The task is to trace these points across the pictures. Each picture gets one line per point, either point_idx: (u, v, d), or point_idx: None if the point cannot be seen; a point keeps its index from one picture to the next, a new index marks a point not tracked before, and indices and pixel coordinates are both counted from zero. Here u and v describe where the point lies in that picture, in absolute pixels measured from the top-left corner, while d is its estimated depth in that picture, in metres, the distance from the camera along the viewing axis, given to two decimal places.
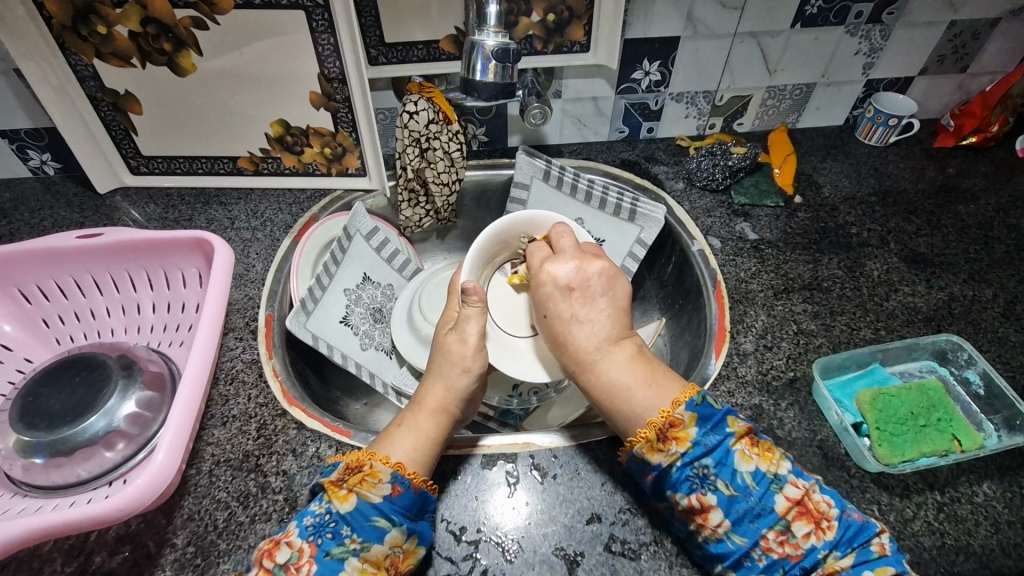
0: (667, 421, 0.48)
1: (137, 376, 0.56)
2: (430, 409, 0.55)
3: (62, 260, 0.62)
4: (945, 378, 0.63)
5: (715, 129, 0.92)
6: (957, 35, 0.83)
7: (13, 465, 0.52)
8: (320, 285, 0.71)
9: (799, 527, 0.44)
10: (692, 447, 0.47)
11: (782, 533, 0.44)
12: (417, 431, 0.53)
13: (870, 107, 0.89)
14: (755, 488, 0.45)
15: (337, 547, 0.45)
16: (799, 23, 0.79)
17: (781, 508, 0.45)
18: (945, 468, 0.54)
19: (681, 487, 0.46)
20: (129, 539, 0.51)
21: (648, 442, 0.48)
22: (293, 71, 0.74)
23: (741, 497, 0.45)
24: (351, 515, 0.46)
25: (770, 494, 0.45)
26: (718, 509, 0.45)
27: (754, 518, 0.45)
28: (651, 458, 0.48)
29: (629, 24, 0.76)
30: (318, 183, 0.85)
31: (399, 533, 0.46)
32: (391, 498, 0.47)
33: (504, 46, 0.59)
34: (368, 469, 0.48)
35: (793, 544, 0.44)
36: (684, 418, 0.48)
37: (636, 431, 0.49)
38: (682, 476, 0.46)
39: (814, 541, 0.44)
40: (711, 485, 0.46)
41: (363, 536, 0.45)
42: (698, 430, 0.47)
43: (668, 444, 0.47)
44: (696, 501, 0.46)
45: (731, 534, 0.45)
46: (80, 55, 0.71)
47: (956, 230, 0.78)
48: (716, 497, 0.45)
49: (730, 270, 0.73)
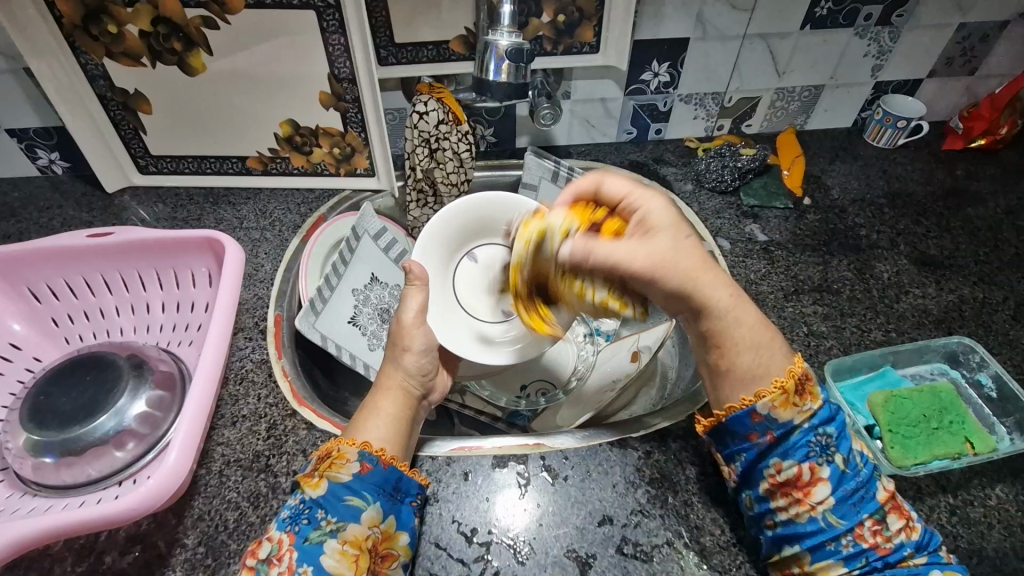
0: (803, 373, 0.48)
1: (147, 375, 0.56)
2: (384, 390, 0.56)
3: (73, 259, 0.62)
4: (957, 381, 0.62)
5: (723, 131, 0.92)
6: (966, 37, 0.83)
7: (23, 465, 0.52)
8: (329, 285, 0.71)
9: (894, 520, 0.45)
10: (822, 410, 0.48)
11: (877, 522, 0.45)
12: (378, 410, 0.53)
13: (879, 109, 0.89)
14: (863, 469, 0.47)
15: (314, 531, 0.44)
16: (809, 25, 0.79)
17: (882, 497, 0.46)
18: (958, 471, 0.54)
19: (797, 452, 0.47)
20: (139, 539, 0.51)
21: (784, 394, 0.47)
22: (303, 72, 0.74)
23: (851, 475, 0.46)
24: (323, 499, 0.46)
25: (873, 480, 0.47)
26: (827, 484, 0.46)
27: (857, 502, 0.46)
28: (782, 413, 0.47)
29: (639, 26, 0.76)
30: (326, 183, 0.85)
31: (375, 512, 0.47)
32: (361, 476, 0.47)
33: (517, 46, 0.59)
34: (335, 453, 0.48)
35: (884, 536, 0.45)
36: (813, 378, 0.49)
37: (770, 379, 0.48)
38: (804, 439, 0.47)
39: (904, 536, 0.45)
40: (828, 455, 0.47)
41: (337, 516, 0.45)
42: (823, 394, 0.49)
43: (803, 400, 0.48)
44: (809, 468, 0.46)
45: (828, 513, 0.46)
46: (90, 55, 0.71)
47: (965, 232, 0.78)
48: (829, 468, 0.46)
49: (740, 271, 0.73)
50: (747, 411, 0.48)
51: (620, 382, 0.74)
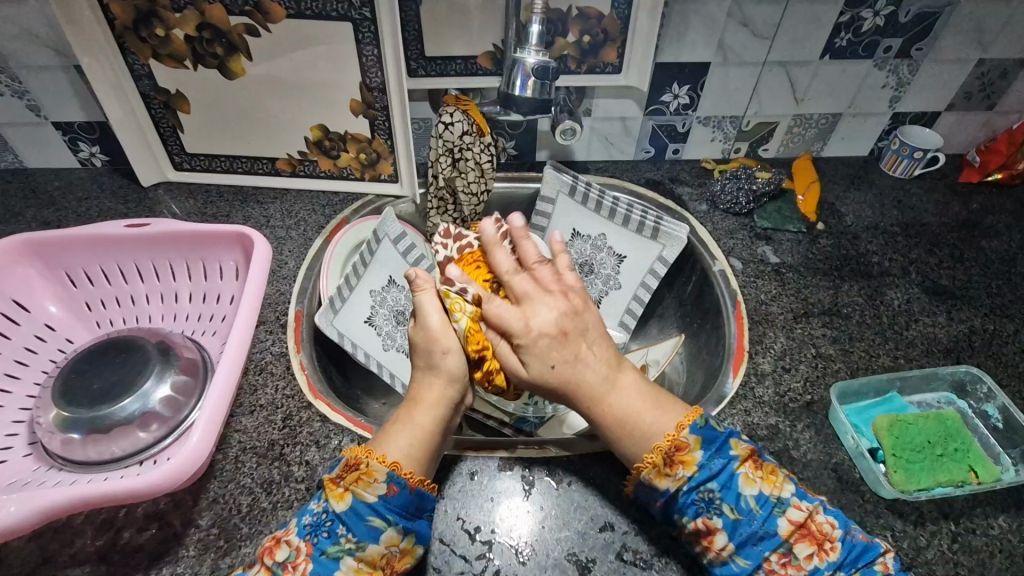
0: (675, 444, 0.49)
1: (173, 360, 0.59)
2: (425, 404, 0.53)
3: (110, 247, 0.66)
4: (963, 410, 0.62)
5: (740, 153, 0.94)
6: (985, 73, 0.84)
7: (53, 439, 0.54)
8: (348, 285, 0.74)
9: (801, 549, 0.47)
10: (699, 472, 0.49)
11: (783, 555, 0.47)
12: (413, 427, 0.52)
13: (896, 139, 0.90)
14: (758, 511, 0.48)
15: (332, 547, 0.46)
16: (828, 54, 0.80)
17: (784, 531, 0.47)
18: (961, 499, 0.54)
19: (688, 511, 0.49)
20: (157, 517, 0.53)
21: (656, 468, 0.49)
22: (335, 80, 0.78)
23: (746, 521, 0.48)
24: (345, 515, 0.46)
25: (772, 517, 0.48)
26: (723, 533, 0.48)
27: (756, 542, 0.48)
28: (658, 484, 0.49)
29: (662, 49, 0.79)
30: (351, 187, 0.88)
31: (395, 533, 0.47)
32: (387, 497, 0.48)
33: (544, 64, 0.62)
34: (364, 469, 0.48)
35: (794, 565, 0.47)
36: (690, 442, 0.49)
37: (642, 456, 0.50)
38: (689, 500, 0.49)
39: (816, 562, 0.47)
40: (715, 509, 0.48)
41: (358, 536, 0.46)
42: (704, 455, 0.49)
43: (675, 469, 0.49)
44: (703, 525, 0.48)
45: (735, 557, 0.48)
46: (138, 56, 0.75)
47: (978, 264, 0.78)
48: (721, 520, 0.48)
49: (751, 291, 0.74)
50: (637, 484, 0.51)
51: None
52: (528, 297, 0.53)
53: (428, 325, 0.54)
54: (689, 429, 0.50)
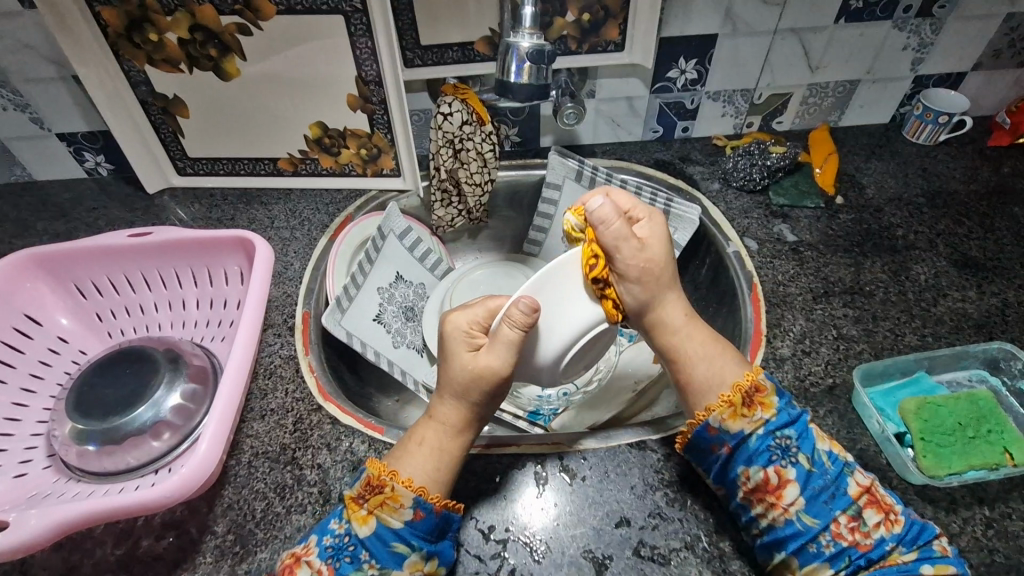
0: (754, 386, 0.49)
1: (182, 369, 0.59)
2: (454, 428, 0.51)
3: (115, 258, 0.66)
4: (996, 388, 0.60)
5: (753, 128, 0.90)
6: (1014, 28, 0.79)
7: (68, 451, 0.55)
8: (355, 283, 0.73)
9: (870, 515, 0.46)
10: (777, 416, 0.48)
11: (852, 518, 0.46)
12: (439, 452, 0.50)
13: (919, 104, 0.85)
14: (830, 467, 0.47)
15: (354, 572, 0.46)
16: (844, 18, 0.76)
17: (854, 492, 0.46)
18: (995, 483, 0.52)
19: (759, 459, 0.47)
20: (174, 525, 0.53)
21: (731, 408, 0.48)
22: (331, 74, 0.76)
23: (818, 473, 0.47)
24: (369, 540, 0.47)
25: (843, 476, 0.47)
26: (794, 486, 0.46)
27: (828, 499, 0.46)
28: (732, 425, 0.48)
29: (666, 23, 0.75)
30: (354, 183, 0.87)
31: (419, 559, 0.47)
32: (412, 523, 0.47)
33: (540, 47, 0.59)
34: (388, 493, 0.47)
35: (862, 532, 0.45)
36: (767, 386, 0.49)
37: (715, 397, 0.49)
38: (764, 446, 0.47)
39: (883, 531, 0.45)
40: (791, 457, 0.47)
41: (381, 562, 0.46)
42: (780, 401, 0.49)
43: (753, 410, 0.48)
44: (774, 475, 0.47)
45: (801, 514, 0.46)
46: (133, 62, 0.74)
47: (1011, 233, 0.74)
48: (795, 471, 0.47)
49: (767, 272, 0.72)
50: (702, 427, 0.49)
51: (642, 383, 0.75)
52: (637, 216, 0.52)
53: (481, 358, 0.49)
54: (763, 374, 0.49)
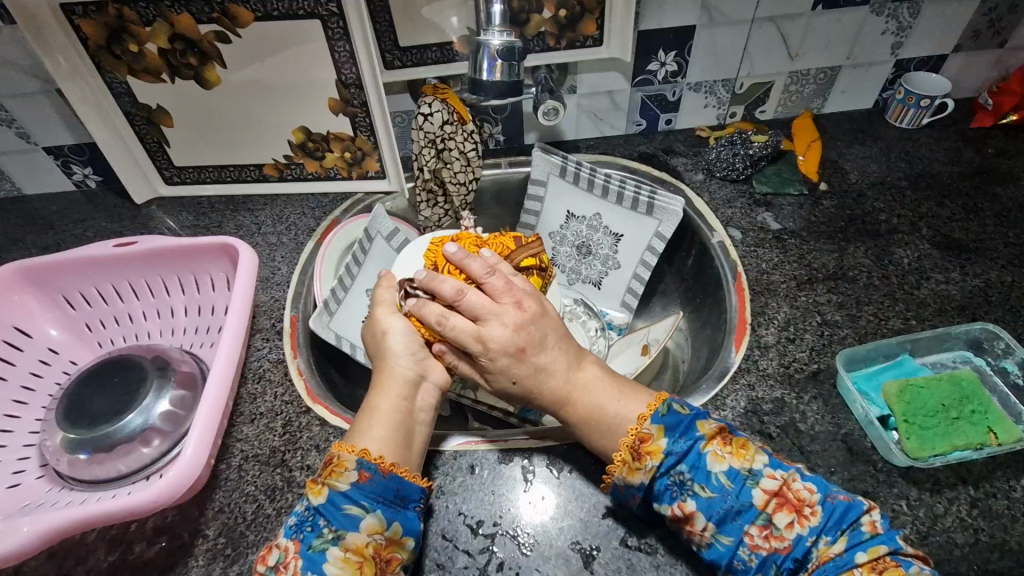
0: (638, 438, 0.48)
1: (170, 375, 0.59)
2: (386, 391, 0.53)
3: (102, 268, 0.66)
4: (980, 369, 0.60)
5: (736, 118, 0.90)
6: (992, 9, 0.79)
7: (60, 461, 0.55)
8: (343, 285, 0.73)
9: (781, 518, 0.45)
10: (666, 458, 0.47)
11: (764, 526, 0.45)
12: (380, 415, 0.51)
13: (901, 88, 0.85)
14: (731, 487, 0.46)
15: (317, 539, 0.45)
16: (820, 5, 0.76)
17: (760, 502, 0.46)
18: (979, 463, 0.52)
19: (664, 499, 0.47)
20: (165, 530, 0.53)
21: (626, 464, 0.48)
22: (312, 79, 0.77)
23: (720, 498, 0.46)
24: (323, 507, 0.46)
25: (746, 489, 0.46)
26: (700, 515, 0.46)
27: (735, 516, 0.45)
28: (630, 480, 0.48)
29: (643, 16, 0.76)
30: (340, 186, 0.87)
31: (376, 520, 0.46)
32: (359, 484, 0.47)
33: (510, 44, 0.60)
34: (334, 460, 0.47)
35: (777, 537, 0.45)
36: (652, 432, 0.48)
37: (613, 455, 0.50)
38: (662, 486, 0.47)
39: (798, 529, 0.44)
40: (688, 491, 0.46)
41: (337, 525, 0.46)
42: (667, 441, 0.48)
43: (644, 460, 0.48)
44: (679, 511, 0.46)
45: (717, 537, 0.46)
46: (115, 73, 0.75)
47: (995, 214, 0.74)
48: (695, 502, 0.46)
49: (751, 261, 0.72)
50: (611, 488, 0.49)
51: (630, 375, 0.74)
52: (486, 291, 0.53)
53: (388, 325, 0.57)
54: (649, 420, 0.49)
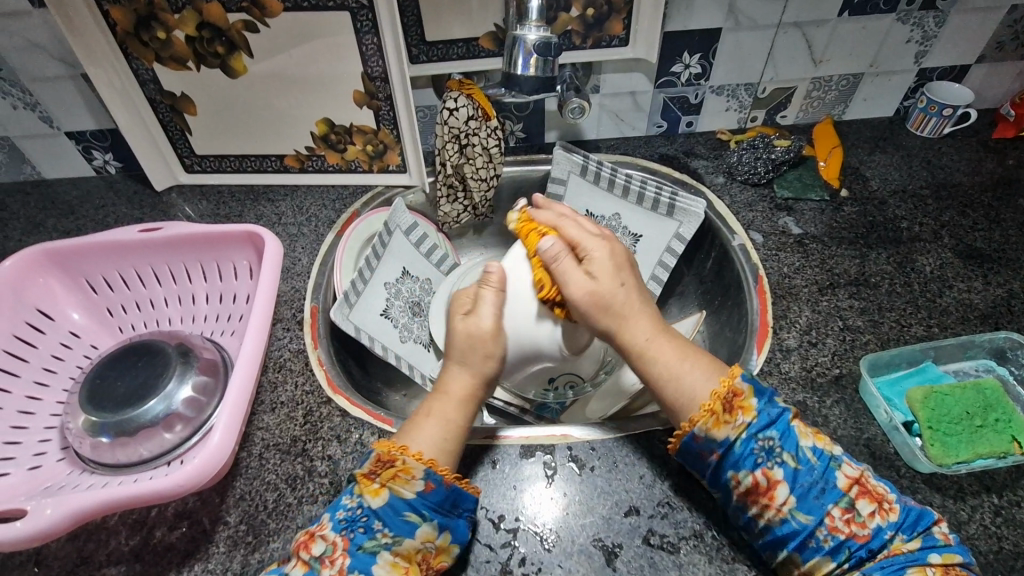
0: (730, 390, 0.49)
1: (193, 362, 0.59)
2: (455, 399, 0.55)
3: (126, 253, 0.66)
4: (1003, 378, 0.60)
5: (757, 122, 0.91)
6: (1017, 20, 0.79)
7: (82, 443, 0.55)
8: (363, 278, 0.73)
9: (863, 505, 0.45)
10: (757, 418, 0.47)
11: (846, 510, 0.45)
12: (445, 421, 0.53)
13: (923, 97, 0.85)
14: (817, 463, 0.46)
15: (370, 541, 0.45)
16: (847, 11, 0.76)
17: (843, 484, 0.46)
18: (1003, 471, 0.52)
19: (746, 462, 0.46)
20: (187, 515, 0.53)
21: (714, 416, 0.48)
22: (337, 71, 0.77)
23: (805, 470, 0.46)
24: (382, 511, 0.46)
25: (831, 470, 0.46)
26: (784, 485, 0.45)
27: (818, 494, 0.45)
28: (716, 433, 0.47)
29: (670, 18, 0.76)
30: (360, 179, 0.87)
31: (431, 529, 0.47)
32: (423, 493, 0.48)
33: (546, 40, 0.60)
34: (399, 465, 0.48)
35: (859, 523, 0.44)
36: (744, 389, 0.49)
37: (697, 409, 0.49)
38: (747, 450, 0.47)
39: (879, 520, 0.45)
40: (776, 457, 0.46)
41: (395, 531, 0.46)
42: (759, 402, 0.48)
43: (735, 416, 0.48)
44: (762, 476, 0.46)
45: (795, 512, 0.45)
46: (142, 59, 0.75)
47: (1017, 224, 0.74)
48: (782, 471, 0.46)
49: (773, 265, 0.72)
50: (689, 437, 0.49)
51: None
52: (581, 245, 0.58)
53: (474, 321, 0.58)
54: (740, 377, 0.49)
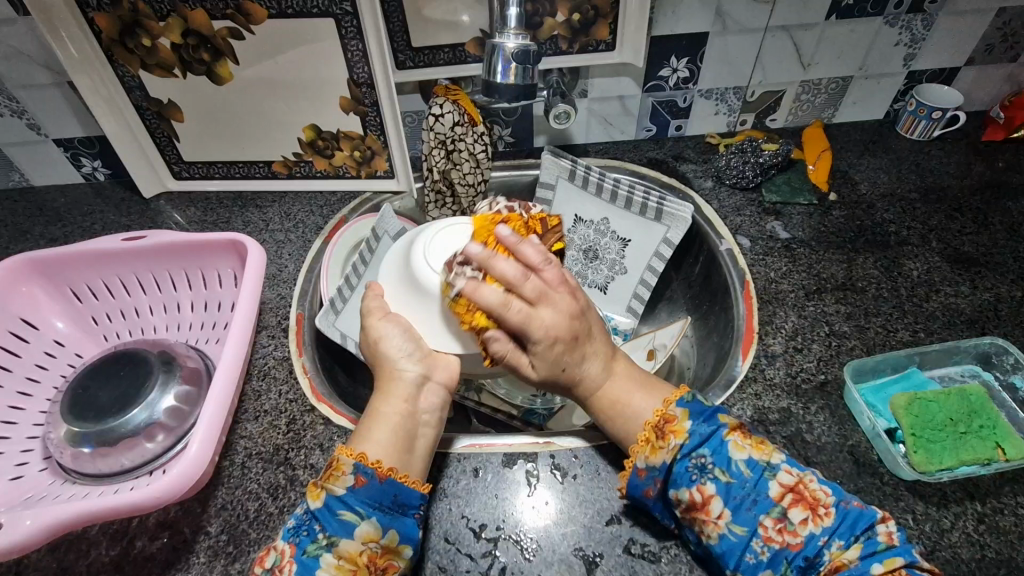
0: (663, 418, 0.50)
1: (176, 371, 0.59)
2: (393, 396, 0.52)
3: (111, 261, 0.66)
4: (989, 383, 0.60)
5: (746, 126, 0.90)
6: (1006, 23, 0.79)
7: (63, 453, 0.55)
8: (349, 285, 0.73)
9: (796, 514, 0.45)
10: (689, 439, 0.49)
11: (779, 519, 0.45)
12: (387, 419, 0.50)
13: (912, 99, 0.85)
14: (749, 475, 0.47)
15: (311, 544, 0.45)
16: (834, 15, 0.76)
17: (776, 494, 0.46)
18: (987, 478, 0.52)
19: (682, 482, 0.48)
20: (168, 525, 0.53)
21: (649, 443, 0.50)
22: (323, 77, 0.77)
23: (737, 484, 0.47)
24: (320, 511, 0.46)
25: (764, 481, 0.47)
26: (717, 499, 0.47)
27: (750, 505, 0.46)
28: (654, 459, 0.49)
29: (656, 22, 0.75)
30: (348, 185, 0.87)
31: (370, 527, 0.46)
32: (355, 489, 0.46)
33: (524, 47, 0.60)
34: (333, 464, 0.47)
35: (791, 532, 0.45)
36: (677, 414, 0.50)
37: (637, 436, 0.51)
38: (682, 468, 0.48)
39: (812, 527, 0.44)
40: (709, 474, 0.47)
41: (330, 531, 0.46)
42: (691, 423, 0.49)
43: (667, 439, 0.49)
44: (697, 494, 0.47)
45: (730, 526, 0.46)
46: (127, 67, 0.75)
47: (1005, 228, 0.74)
48: (714, 485, 0.47)
49: (759, 269, 0.72)
50: (633, 472, 0.50)
51: None
52: (536, 271, 0.50)
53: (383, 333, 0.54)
54: (675, 404, 0.51)
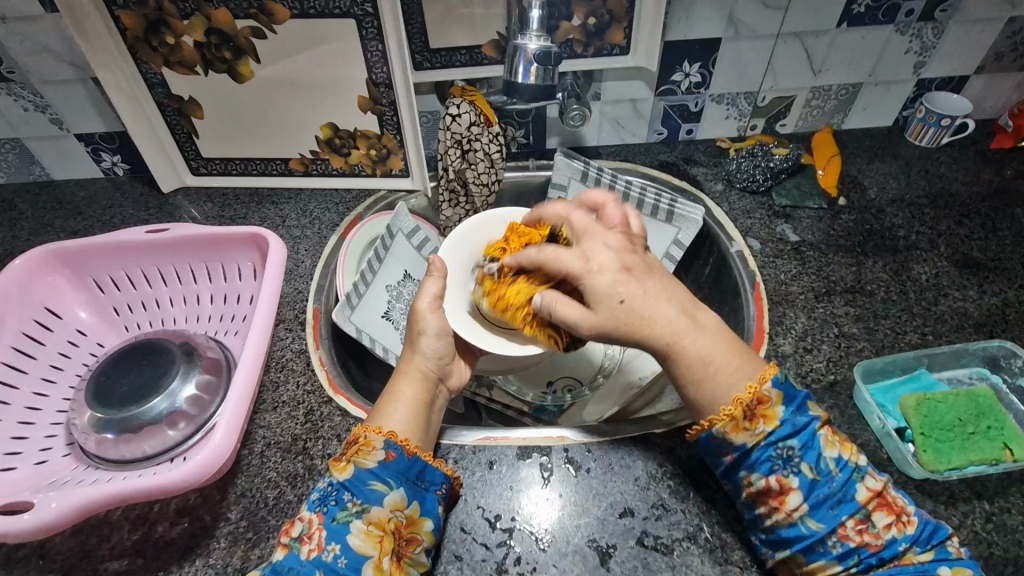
0: (756, 397, 0.47)
1: (197, 360, 0.60)
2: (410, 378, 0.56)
3: (133, 253, 0.68)
4: (996, 386, 0.61)
5: (756, 130, 0.91)
6: (1016, 32, 0.80)
7: (87, 439, 0.56)
8: (364, 280, 0.74)
9: (880, 518, 0.45)
10: (779, 427, 0.46)
11: (861, 522, 0.45)
12: (403, 398, 0.54)
13: (921, 106, 0.86)
14: (838, 474, 0.46)
15: (341, 512, 0.47)
16: (845, 22, 0.77)
17: (863, 497, 0.45)
18: (995, 478, 0.53)
19: (760, 468, 0.47)
20: (188, 511, 0.54)
21: (734, 421, 0.47)
22: (342, 77, 0.78)
23: (824, 481, 0.46)
24: (350, 482, 0.48)
25: (852, 482, 0.46)
26: (798, 493, 0.46)
27: (834, 504, 0.45)
28: (734, 438, 0.47)
29: (670, 27, 0.77)
30: (363, 183, 0.89)
31: (398, 497, 0.48)
32: (385, 463, 0.49)
33: (546, 50, 0.61)
34: (362, 439, 0.50)
35: (872, 533, 0.44)
36: (772, 396, 0.47)
37: (720, 408, 0.47)
38: (764, 456, 0.47)
39: (894, 533, 0.44)
40: (794, 467, 0.46)
41: (362, 499, 0.47)
42: (785, 411, 0.47)
43: (756, 423, 0.47)
44: (775, 483, 0.46)
45: (806, 519, 0.46)
46: (151, 65, 0.76)
47: (1013, 234, 0.75)
48: (798, 479, 0.46)
49: (770, 271, 0.73)
50: (704, 437, 0.48)
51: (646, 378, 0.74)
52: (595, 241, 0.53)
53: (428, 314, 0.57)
54: (770, 382, 0.47)
